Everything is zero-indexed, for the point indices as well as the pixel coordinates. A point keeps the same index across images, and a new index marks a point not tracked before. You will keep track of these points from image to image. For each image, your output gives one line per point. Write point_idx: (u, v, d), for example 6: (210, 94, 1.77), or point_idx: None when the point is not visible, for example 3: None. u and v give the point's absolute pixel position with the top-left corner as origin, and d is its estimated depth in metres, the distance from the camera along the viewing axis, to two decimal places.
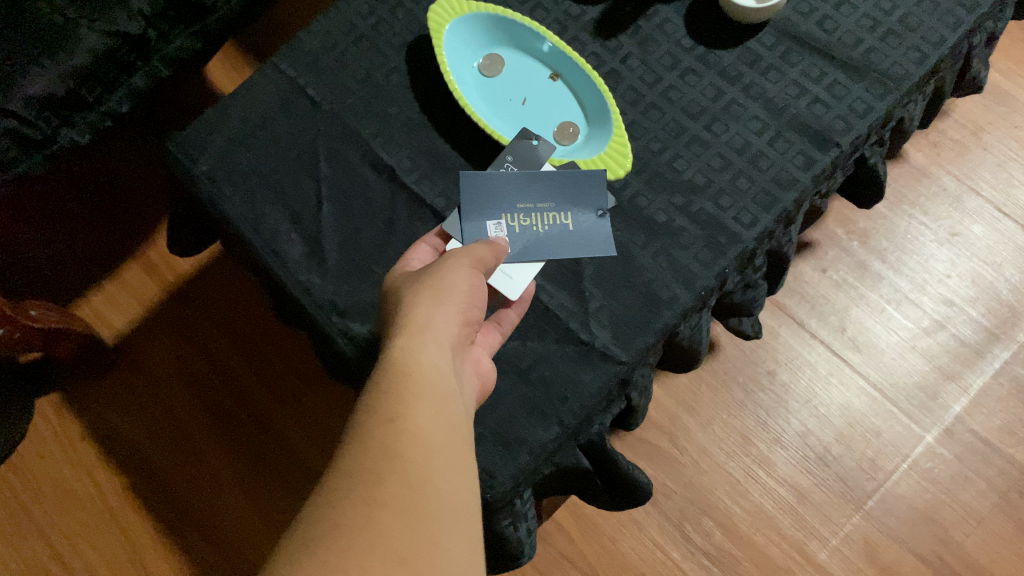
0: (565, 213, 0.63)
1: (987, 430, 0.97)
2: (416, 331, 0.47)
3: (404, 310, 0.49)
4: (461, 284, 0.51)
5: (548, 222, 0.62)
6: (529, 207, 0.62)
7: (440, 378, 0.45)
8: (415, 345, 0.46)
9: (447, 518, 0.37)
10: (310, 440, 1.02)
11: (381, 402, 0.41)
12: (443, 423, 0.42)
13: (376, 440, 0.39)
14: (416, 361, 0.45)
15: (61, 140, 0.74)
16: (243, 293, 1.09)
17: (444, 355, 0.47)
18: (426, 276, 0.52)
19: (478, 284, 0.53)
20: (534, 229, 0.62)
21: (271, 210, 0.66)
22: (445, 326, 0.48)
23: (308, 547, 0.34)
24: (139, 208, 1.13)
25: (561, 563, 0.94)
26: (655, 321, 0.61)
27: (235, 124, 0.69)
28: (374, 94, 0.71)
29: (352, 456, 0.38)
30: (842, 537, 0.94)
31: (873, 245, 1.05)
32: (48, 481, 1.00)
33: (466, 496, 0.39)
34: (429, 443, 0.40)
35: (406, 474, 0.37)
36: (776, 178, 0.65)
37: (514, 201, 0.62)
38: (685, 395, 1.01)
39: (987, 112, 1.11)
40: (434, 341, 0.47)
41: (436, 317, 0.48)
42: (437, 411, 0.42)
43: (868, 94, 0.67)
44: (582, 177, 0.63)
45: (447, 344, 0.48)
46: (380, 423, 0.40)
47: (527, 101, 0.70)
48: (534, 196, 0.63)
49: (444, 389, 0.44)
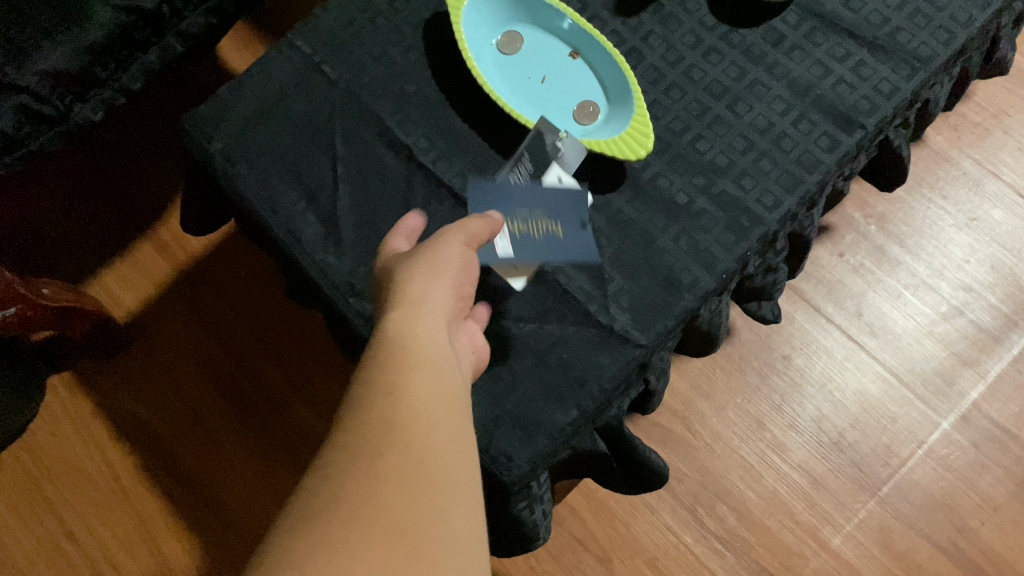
0: (556, 221, 0.60)
1: (1004, 417, 0.96)
2: (412, 304, 0.46)
3: (399, 283, 0.48)
4: (456, 257, 0.50)
5: (540, 228, 0.59)
6: (523, 208, 0.59)
7: (438, 350, 0.44)
8: (412, 318, 0.45)
9: (452, 488, 0.36)
10: (321, 418, 1.02)
11: (379, 375, 0.40)
12: (443, 393, 0.41)
13: (376, 412, 0.38)
14: (414, 333, 0.44)
15: (73, 115, 0.74)
16: (255, 272, 1.09)
17: (441, 327, 0.46)
18: (418, 250, 0.51)
19: (472, 256, 0.52)
20: (524, 227, 0.59)
21: (287, 189, 0.66)
22: (442, 300, 0.47)
23: (312, 522, 0.33)
24: (150, 187, 1.12)
25: (574, 547, 0.94)
26: (676, 304, 0.61)
27: (251, 102, 0.68)
28: (390, 72, 0.70)
29: (351, 428, 0.37)
30: (856, 523, 0.94)
31: (891, 229, 1.04)
32: (59, 459, 1.00)
33: (469, 467, 0.39)
34: (429, 414, 0.39)
35: (407, 444, 0.36)
36: (799, 159, 0.64)
37: (512, 199, 0.60)
38: (699, 379, 1.00)
39: (1009, 95, 1.09)
40: (431, 314, 0.46)
41: (432, 291, 0.47)
42: (437, 380, 0.41)
43: (894, 75, 0.66)
44: (577, 189, 0.61)
45: (444, 316, 0.47)
46: (380, 395, 0.39)
47: (547, 80, 0.68)
48: (531, 201, 0.60)
49: (443, 361, 0.43)
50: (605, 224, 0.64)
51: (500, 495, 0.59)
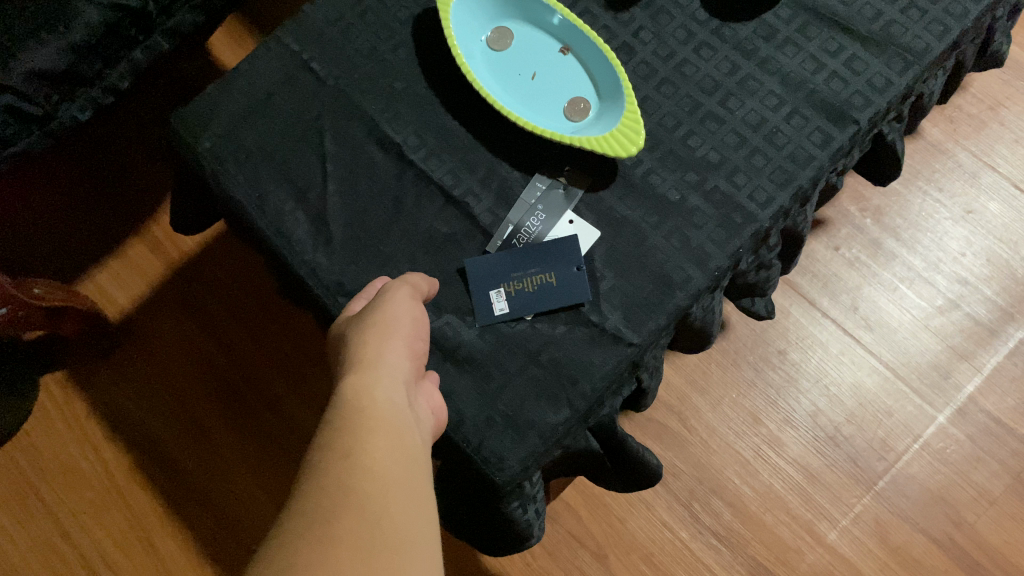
0: (552, 272, 0.62)
1: (1001, 410, 0.96)
2: (369, 365, 0.46)
3: (355, 345, 0.48)
4: (405, 317, 0.50)
5: (536, 281, 0.62)
6: (522, 263, 0.62)
7: (396, 409, 0.44)
8: (369, 378, 0.45)
9: (407, 551, 0.36)
10: (315, 417, 1.01)
11: (335, 439, 0.40)
12: (401, 454, 0.41)
13: (330, 477, 0.38)
14: (371, 394, 0.43)
15: (61, 115, 0.73)
16: (247, 269, 1.08)
17: (399, 386, 0.46)
18: (371, 312, 0.51)
19: (420, 317, 0.52)
20: (523, 289, 0.61)
21: (276, 188, 0.65)
22: (398, 360, 0.47)
23: None
24: (142, 184, 1.11)
25: (570, 543, 0.94)
26: (667, 303, 0.61)
27: (238, 101, 0.68)
28: (379, 69, 0.69)
29: (307, 495, 0.37)
30: (852, 518, 0.94)
31: (887, 223, 1.04)
32: (52, 457, 1.00)
33: (426, 526, 0.39)
34: (386, 477, 0.39)
35: (361, 509, 0.36)
36: (792, 155, 0.64)
37: (508, 262, 0.62)
38: (694, 373, 1.00)
39: (1006, 86, 1.08)
40: (388, 374, 0.46)
41: (387, 352, 0.47)
42: (394, 441, 0.41)
43: (887, 69, 0.65)
44: (577, 236, 0.63)
45: (402, 376, 0.47)
46: (336, 460, 0.39)
47: (537, 76, 0.68)
48: (526, 262, 0.62)
49: (401, 421, 0.43)
50: (596, 221, 0.63)
51: (492, 495, 0.59)
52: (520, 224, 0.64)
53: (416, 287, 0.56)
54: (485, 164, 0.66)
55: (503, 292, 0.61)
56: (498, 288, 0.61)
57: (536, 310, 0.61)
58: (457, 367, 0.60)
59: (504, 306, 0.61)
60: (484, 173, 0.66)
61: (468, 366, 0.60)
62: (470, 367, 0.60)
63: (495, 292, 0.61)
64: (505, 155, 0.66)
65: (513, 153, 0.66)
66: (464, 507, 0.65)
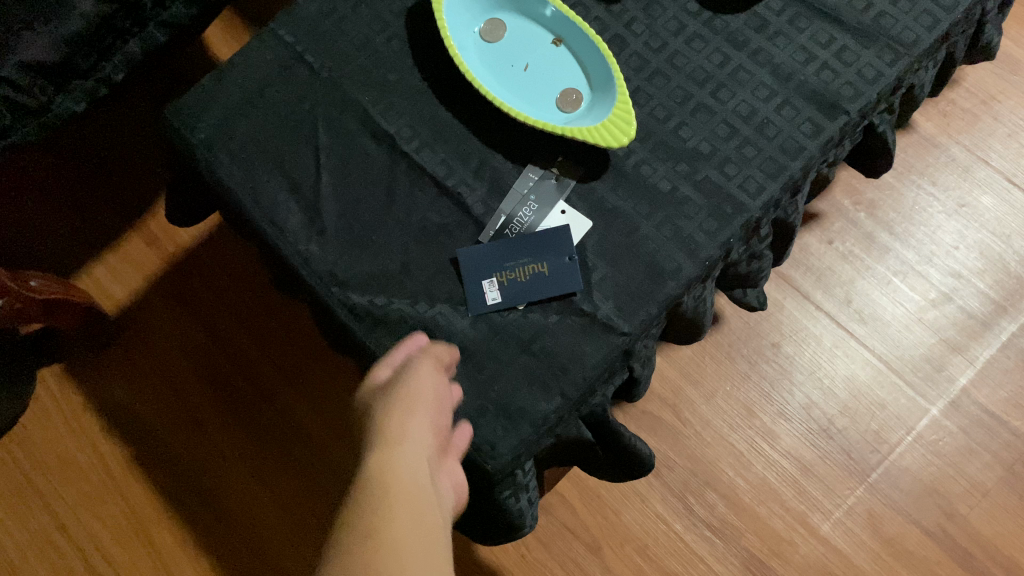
0: (544, 261, 0.62)
1: (993, 403, 0.96)
2: (391, 445, 0.46)
3: (379, 422, 0.48)
4: (428, 394, 0.50)
5: (528, 271, 0.62)
6: (514, 253, 0.63)
7: (418, 486, 0.44)
8: (391, 458, 0.45)
9: None
10: (313, 412, 1.02)
11: (357, 518, 0.41)
12: (424, 530, 0.42)
13: (353, 559, 0.39)
14: (395, 472, 0.44)
15: (56, 107, 0.73)
16: (243, 262, 1.08)
17: (422, 463, 0.46)
18: (394, 387, 0.51)
19: (443, 392, 0.52)
20: (516, 280, 0.62)
21: (270, 179, 0.66)
22: (422, 437, 0.48)
23: None
24: (138, 178, 1.11)
25: (564, 535, 0.95)
26: (658, 292, 0.61)
27: (232, 93, 0.68)
28: (373, 61, 0.69)
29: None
30: (845, 510, 0.94)
31: (881, 217, 1.04)
32: (50, 451, 1.01)
33: None
34: (409, 554, 0.40)
35: None
36: (782, 146, 0.64)
37: (501, 253, 0.63)
38: (688, 366, 1.00)
39: (999, 80, 1.08)
40: (410, 451, 0.46)
41: (410, 429, 0.48)
42: (416, 518, 0.42)
43: (877, 60, 0.66)
44: (569, 226, 0.63)
45: (425, 452, 0.47)
46: (359, 542, 0.40)
47: (530, 68, 0.68)
48: (518, 252, 0.63)
49: (423, 497, 0.44)
50: (588, 212, 0.64)
51: (484, 483, 0.59)
52: (513, 214, 0.64)
53: (439, 357, 0.55)
54: (478, 155, 0.66)
55: (495, 282, 0.62)
56: (490, 278, 0.62)
57: (528, 300, 0.61)
58: None
59: (496, 295, 0.61)
60: (477, 164, 0.66)
61: (460, 355, 0.60)
62: (462, 356, 0.60)
63: (487, 283, 0.62)
64: (498, 146, 0.66)
65: (505, 144, 0.66)
66: None
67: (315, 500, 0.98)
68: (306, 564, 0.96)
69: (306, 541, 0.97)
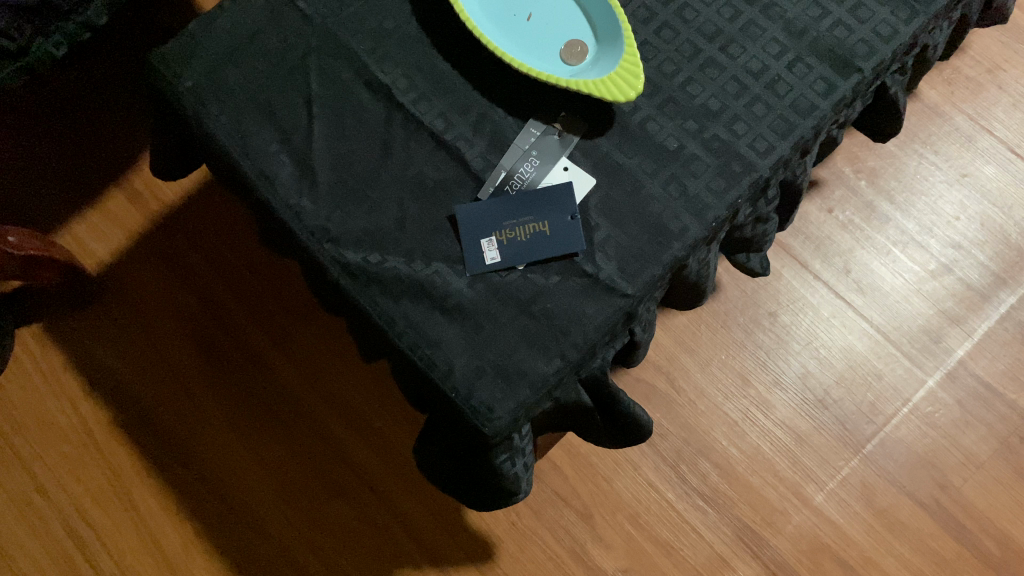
0: (545, 220, 0.60)
1: (991, 374, 0.96)
2: None
3: None
4: None
5: (529, 230, 0.60)
6: (513, 211, 0.60)
7: None
8: None
9: None
10: (302, 374, 1.00)
11: None
12: None
13: None
14: None
15: (34, 50, 0.70)
16: (229, 221, 1.05)
17: None
18: None
19: None
20: (518, 240, 0.59)
21: (260, 129, 0.63)
22: None
23: None
24: (121, 133, 1.08)
25: (556, 502, 0.93)
26: (663, 253, 0.59)
27: (222, 38, 0.65)
28: (368, 8, 0.66)
29: None
30: (839, 481, 0.93)
31: (882, 185, 1.02)
32: (29, 411, 0.98)
33: None
34: None
35: None
36: (794, 104, 0.62)
37: (501, 215, 0.60)
38: (684, 335, 0.99)
39: (1004, 50, 1.07)
40: None
41: None
42: None
43: (893, 17, 0.64)
44: (572, 183, 0.61)
45: None
46: None
47: (533, 18, 0.65)
48: (518, 212, 0.60)
49: None
50: (592, 169, 0.61)
51: (481, 447, 0.57)
52: (513, 170, 0.62)
53: None
54: (477, 108, 0.64)
55: (495, 241, 0.59)
56: (489, 237, 0.59)
57: (528, 260, 0.59)
58: (446, 316, 0.58)
59: (496, 255, 0.59)
60: (476, 118, 0.63)
61: (458, 315, 0.58)
62: (460, 316, 0.58)
63: (486, 242, 0.59)
64: (499, 99, 0.64)
65: (507, 97, 0.64)
66: (451, 460, 0.63)
67: (302, 464, 0.97)
68: (296, 532, 0.94)
69: (296, 509, 0.95)
